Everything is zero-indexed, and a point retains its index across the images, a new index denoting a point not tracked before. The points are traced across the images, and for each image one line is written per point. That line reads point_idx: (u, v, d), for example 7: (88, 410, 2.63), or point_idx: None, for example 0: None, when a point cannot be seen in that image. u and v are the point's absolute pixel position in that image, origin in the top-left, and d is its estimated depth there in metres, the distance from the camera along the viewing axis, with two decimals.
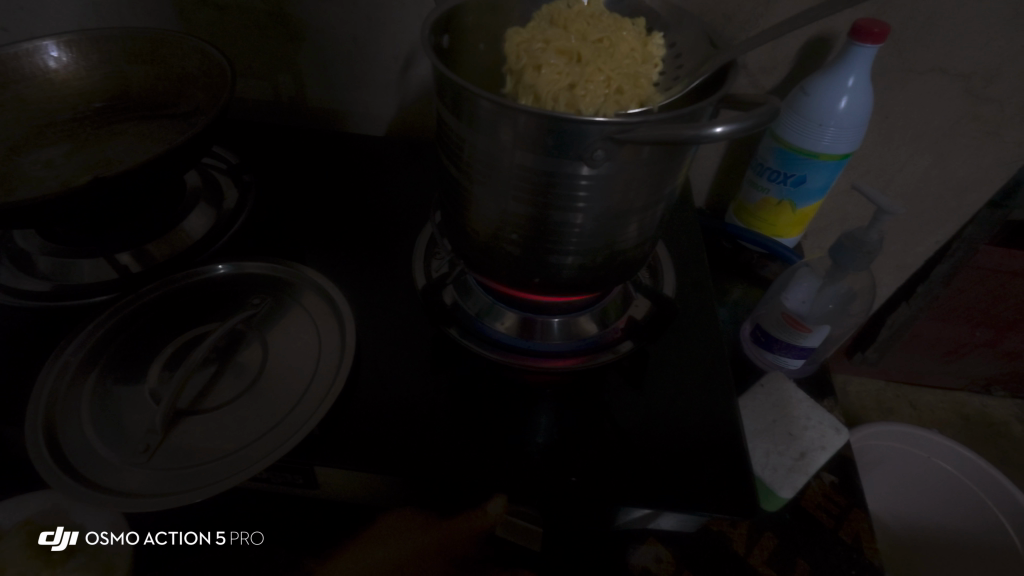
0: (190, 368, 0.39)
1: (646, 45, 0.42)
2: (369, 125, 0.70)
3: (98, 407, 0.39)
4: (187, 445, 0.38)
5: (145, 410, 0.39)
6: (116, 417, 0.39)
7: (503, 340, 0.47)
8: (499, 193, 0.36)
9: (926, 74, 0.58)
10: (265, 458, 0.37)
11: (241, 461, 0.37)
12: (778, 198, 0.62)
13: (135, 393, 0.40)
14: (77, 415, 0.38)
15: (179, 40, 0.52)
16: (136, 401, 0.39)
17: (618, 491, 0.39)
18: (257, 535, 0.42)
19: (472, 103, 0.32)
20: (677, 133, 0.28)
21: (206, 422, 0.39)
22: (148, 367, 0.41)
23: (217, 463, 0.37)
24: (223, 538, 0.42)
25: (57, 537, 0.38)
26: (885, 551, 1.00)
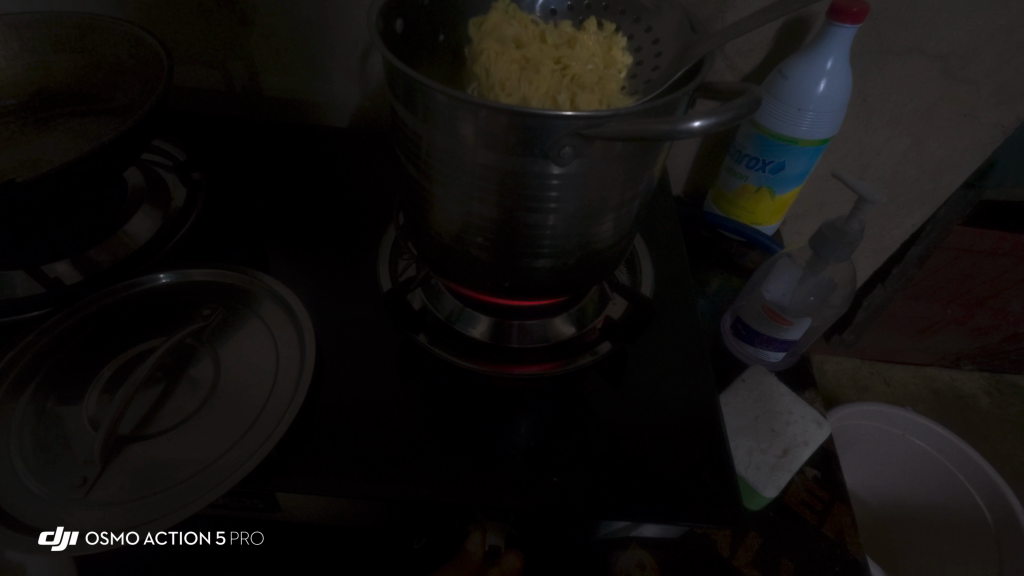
0: (133, 391, 0.36)
1: (610, 51, 0.41)
2: (330, 115, 0.66)
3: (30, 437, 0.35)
4: (132, 475, 0.34)
5: (84, 437, 0.36)
6: (50, 447, 0.35)
7: (476, 346, 0.45)
8: (461, 193, 0.33)
9: (904, 56, 0.57)
10: (219, 485, 0.34)
11: (192, 490, 0.34)
12: (756, 185, 0.61)
13: (71, 419, 0.36)
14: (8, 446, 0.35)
15: (109, 25, 0.47)
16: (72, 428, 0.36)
17: (599, 504, 0.37)
18: (257, 535, 0.40)
19: (426, 96, 0.29)
20: (651, 127, 0.26)
21: (152, 449, 0.36)
22: (86, 389, 0.38)
23: (166, 493, 0.34)
24: (223, 538, 0.40)
25: None
26: (864, 525, 1.03)
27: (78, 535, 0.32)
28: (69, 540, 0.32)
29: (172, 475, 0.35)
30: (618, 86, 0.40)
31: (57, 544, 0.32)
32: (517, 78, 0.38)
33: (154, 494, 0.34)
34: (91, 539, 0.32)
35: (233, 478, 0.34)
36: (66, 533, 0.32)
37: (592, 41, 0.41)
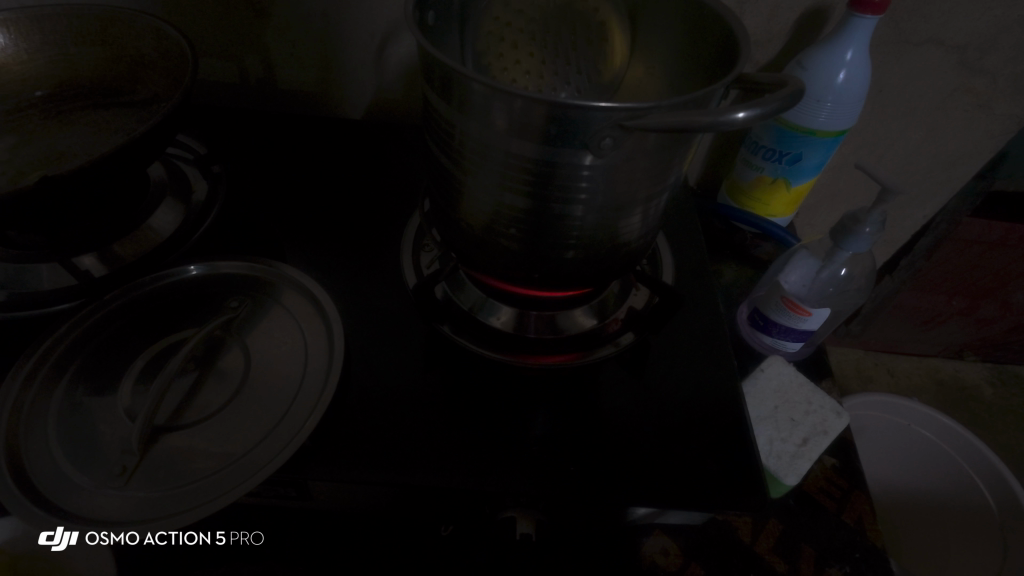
0: (167, 381, 0.37)
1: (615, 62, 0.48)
2: (346, 107, 0.66)
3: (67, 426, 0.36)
4: (167, 463, 0.35)
5: (120, 426, 0.36)
6: (87, 436, 0.36)
7: (499, 336, 0.45)
8: (493, 184, 0.33)
9: (922, 47, 0.57)
10: (254, 474, 0.34)
11: (228, 479, 0.34)
12: (772, 176, 0.61)
13: (106, 409, 0.37)
14: (44, 436, 0.35)
15: (130, 18, 0.47)
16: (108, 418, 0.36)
17: (626, 491, 0.38)
18: (257, 535, 0.42)
19: (464, 87, 0.29)
20: (693, 118, 0.26)
21: (188, 438, 0.36)
22: (120, 380, 0.38)
23: (201, 482, 0.34)
24: (223, 538, 0.41)
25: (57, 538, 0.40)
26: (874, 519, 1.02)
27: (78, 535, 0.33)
28: (68, 541, 0.33)
29: (207, 464, 0.35)
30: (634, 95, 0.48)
31: (57, 544, 0.33)
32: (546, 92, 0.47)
33: (190, 483, 0.34)
34: (92, 539, 0.32)
35: (267, 468, 0.35)
36: (66, 533, 0.33)
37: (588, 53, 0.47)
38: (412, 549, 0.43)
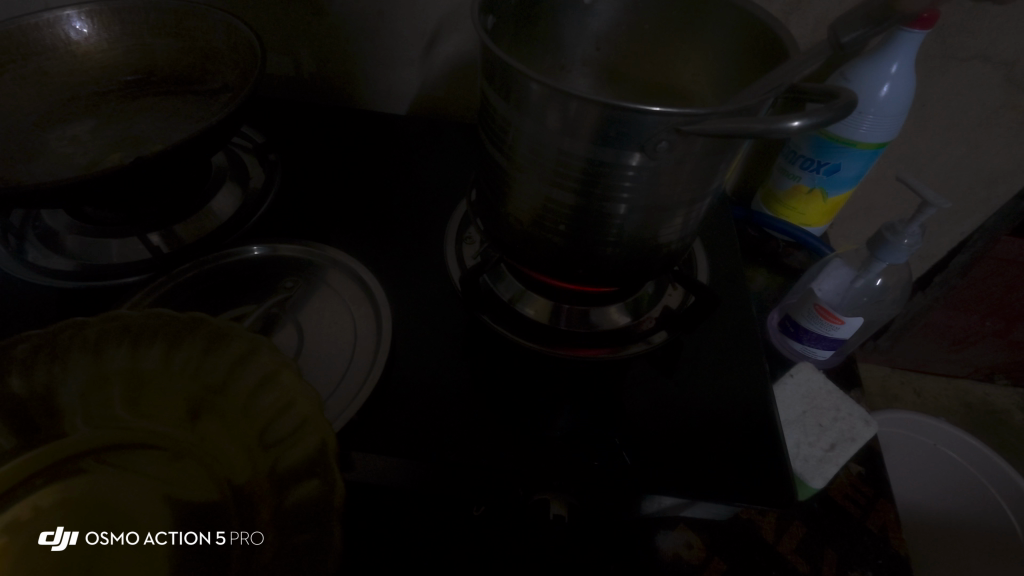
0: (219, 332, 0.35)
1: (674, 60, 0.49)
2: (391, 102, 0.69)
3: (131, 360, 0.36)
4: (225, 405, 0.34)
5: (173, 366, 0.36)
6: (150, 376, 0.36)
7: (536, 328, 0.47)
8: (543, 180, 0.35)
9: (968, 62, 0.57)
10: (290, 422, 0.32)
11: (276, 430, 0.32)
12: (809, 186, 0.61)
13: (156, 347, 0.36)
14: (100, 368, 0.36)
15: (203, 13, 0.50)
16: (164, 360, 0.36)
17: (657, 482, 0.39)
18: (257, 535, 0.30)
19: (523, 85, 0.31)
20: (747, 126, 0.27)
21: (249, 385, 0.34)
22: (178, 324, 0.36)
23: (252, 431, 0.33)
24: (223, 537, 0.32)
25: (56, 536, 0.32)
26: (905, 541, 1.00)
27: (78, 535, 0.32)
28: (69, 540, 0.32)
29: (258, 411, 0.33)
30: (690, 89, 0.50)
31: (57, 544, 0.32)
32: None
33: (248, 435, 0.33)
34: (91, 539, 0.32)
35: (311, 416, 0.31)
36: (66, 532, 0.32)
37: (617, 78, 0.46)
38: (444, 527, 0.44)
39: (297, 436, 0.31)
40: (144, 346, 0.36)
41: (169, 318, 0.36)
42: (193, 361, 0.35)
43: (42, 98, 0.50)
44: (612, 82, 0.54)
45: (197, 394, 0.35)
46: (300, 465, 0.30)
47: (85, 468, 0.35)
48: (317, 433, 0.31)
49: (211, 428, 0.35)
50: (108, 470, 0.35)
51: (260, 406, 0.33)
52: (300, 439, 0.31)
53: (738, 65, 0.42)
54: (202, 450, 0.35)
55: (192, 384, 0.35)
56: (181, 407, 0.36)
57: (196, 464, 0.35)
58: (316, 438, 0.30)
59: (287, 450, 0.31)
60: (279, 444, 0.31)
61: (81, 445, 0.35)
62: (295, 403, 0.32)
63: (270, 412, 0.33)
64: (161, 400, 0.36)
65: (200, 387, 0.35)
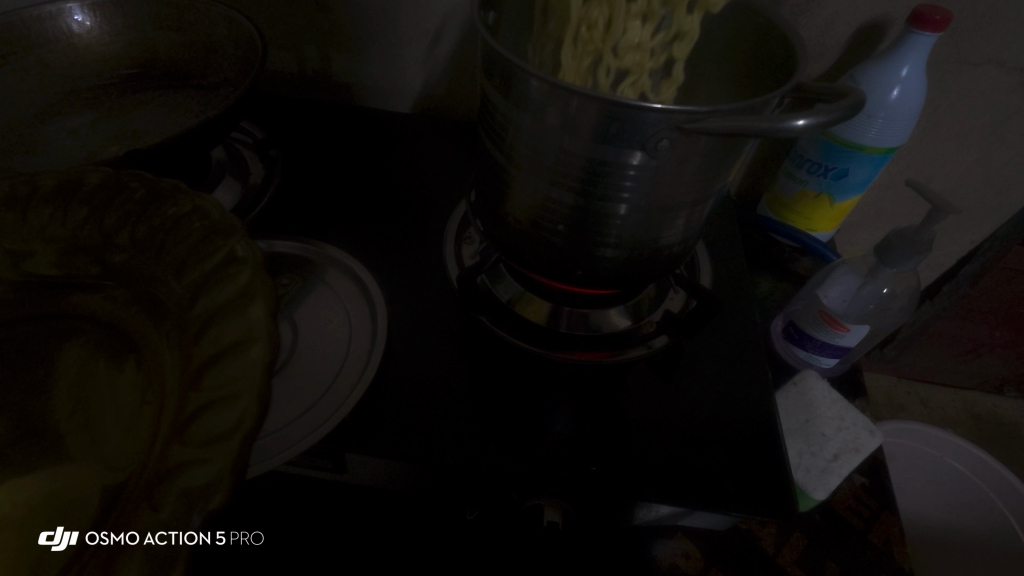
0: (213, 230, 0.30)
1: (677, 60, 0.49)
2: (394, 100, 0.68)
3: (121, 237, 0.32)
4: (186, 321, 0.29)
5: (153, 256, 0.31)
6: (132, 264, 0.32)
7: (534, 330, 0.47)
8: (542, 178, 0.34)
9: (980, 67, 0.55)
10: (230, 370, 0.25)
11: (213, 376, 0.26)
12: (816, 190, 0.60)
13: (146, 229, 0.32)
14: (92, 251, 0.33)
15: (203, 6, 0.50)
16: (145, 244, 0.32)
17: (654, 491, 0.38)
18: None
19: (521, 81, 0.30)
20: (751, 125, 0.26)
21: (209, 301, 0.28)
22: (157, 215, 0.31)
23: (195, 361, 0.27)
24: None
25: (57, 536, 0.28)
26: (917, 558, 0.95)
27: (79, 535, 0.27)
28: (69, 540, 0.27)
29: (208, 342, 0.27)
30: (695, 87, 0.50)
31: (56, 544, 0.27)
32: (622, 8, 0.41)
33: (190, 366, 0.28)
34: (91, 539, 0.26)
35: (250, 373, 0.25)
36: (65, 532, 0.28)
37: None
38: (436, 530, 0.44)
39: (223, 408, 0.25)
40: (129, 229, 0.32)
41: (164, 204, 0.32)
42: (173, 257, 0.30)
43: (43, 90, 0.50)
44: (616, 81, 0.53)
45: (168, 297, 0.31)
46: (215, 429, 0.24)
47: (83, 367, 0.35)
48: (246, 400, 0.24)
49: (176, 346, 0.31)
50: (100, 380, 0.34)
51: (214, 333, 0.27)
52: (229, 401, 0.25)
53: (747, 62, 0.41)
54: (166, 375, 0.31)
55: (164, 279, 0.31)
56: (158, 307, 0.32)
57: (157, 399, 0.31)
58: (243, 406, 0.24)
59: (210, 410, 0.25)
60: (205, 397, 0.25)
61: (87, 343, 0.36)
62: (250, 344, 0.25)
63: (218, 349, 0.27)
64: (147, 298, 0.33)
65: (172, 285, 0.30)
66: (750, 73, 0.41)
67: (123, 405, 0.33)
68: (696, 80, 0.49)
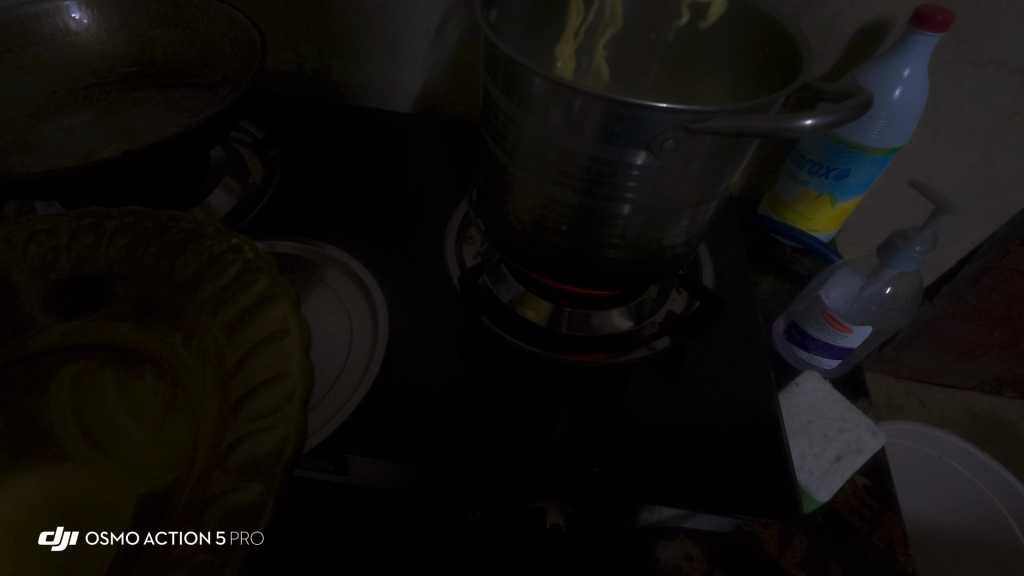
0: (248, 269, 0.32)
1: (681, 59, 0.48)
2: (395, 99, 0.68)
3: (157, 269, 0.34)
4: (223, 352, 0.31)
5: (187, 289, 0.33)
6: (168, 294, 0.34)
7: (535, 330, 0.46)
8: (542, 178, 0.34)
9: (982, 67, 0.55)
10: (266, 398, 0.27)
11: (252, 406, 0.28)
12: (818, 191, 0.60)
13: (185, 263, 0.34)
14: (122, 278, 0.35)
15: (203, 4, 0.49)
16: (180, 277, 0.33)
17: (657, 492, 0.38)
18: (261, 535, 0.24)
19: (525, 81, 0.29)
20: (758, 124, 0.26)
21: (244, 338, 0.30)
22: (189, 254, 0.34)
23: (233, 388, 0.29)
24: (223, 538, 0.24)
25: (56, 537, 0.30)
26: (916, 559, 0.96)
27: (79, 535, 0.30)
28: (69, 540, 0.30)
29: (245, 375, 0.29)
30: (698, 88, 0.49)
31: (56, 544, 0.30)
32: None
33: (228, 394, 0.30)
34: (92, 539, 0.30)
35: (289, 404, 0.27)
36: (66, 532, 0.30)
37: None
38: (437, 531, 0.44)
39: (263, 435, 0.26)
40: (163, 262, 0.34)
41: (199, 242, 0.34)
42: (212, 291, 0.33)
43: (39, 88, 0.49)
44: (617, 79, 0.52)
45: (203, 327, 0.33)
46: (256, 454, 0.26)
47: (89, 383, 0.35)
48: (283, 430, 0.26)
49: (207, 372, 0.32)
50: (110, 397, 0.34)
51: (251, 368, 0.29)
52: (266, 431, 0.26)
53: (751, 58, 0.41)
54: (196, 396, 0.33)
55: (202, 313, 0.33)
56: (189, 333, 0.34)
57: (186, 418, 0.33)
58: (281, 434, 0.26)
59: (251, 436, 0.26)
60: (245, 425, 0.27)
61: (95, 357, 0.35)
62: (285, 377, 0.27)
63: (255, 382, 0.28)
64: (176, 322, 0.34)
65: (210, 318, 0.32)
66: (754, 70, 0.41)
67: (146, 423, 0.34)
68: (699, 82, 0.49)
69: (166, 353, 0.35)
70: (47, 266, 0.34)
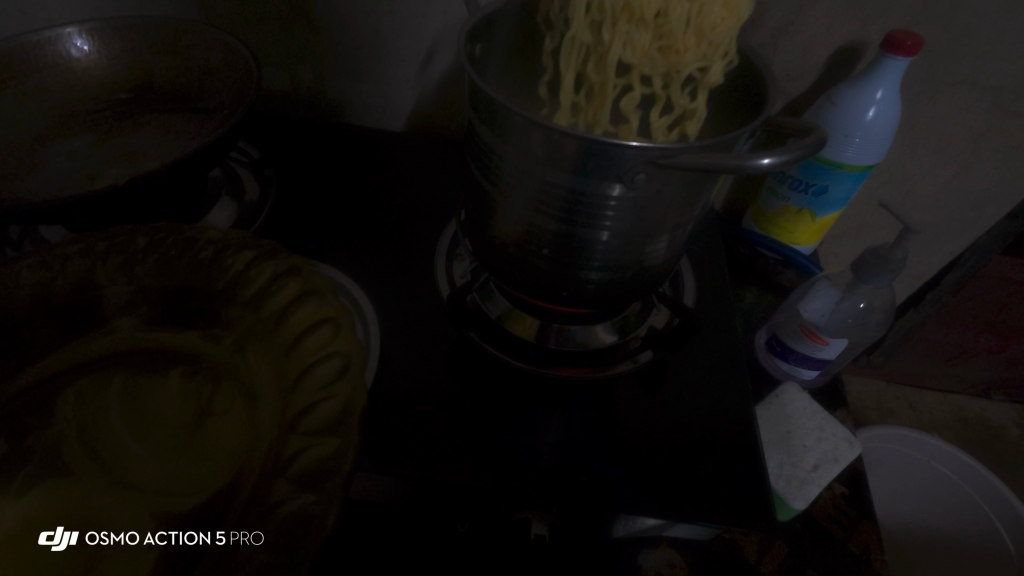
0: (308, 290, 0.35)
1: None
2: (388, 117, 0.69)
3: (220, 288, 0.38)
4: (282, 366, 0.34)
5: (246, 303, 0.37)
6: (230, 311, 0.37)
7: (522, 346, 0.48)
8: (524, 205, 0.36)
9: (954, 87, 0.57)
10: (324, 411, 0.30)
11: (306, 422, 0.30)
12: (798, 206, 0.62)
13: (246, 282, 0.37)
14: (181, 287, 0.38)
15: (201, 32, 0.51)
16: (240, 290, 0.37)
17: (637, 503, 0.39)
18: (257, 534, 0.27)
19: (506, 116, 0.31)
20: (721, 161, 0.28)
21: (304, 349, 0.33)
22: (251, 270, 0.37)
23: (292, 402, 0.32)
24: (222, 538, 0.28)
25: (57, 537, 0.30)
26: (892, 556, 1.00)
27: (79, 535, 0.30)
28: (69, 540, 0.30)
29: (302, 392, 0.31)
30: None
31: (56, 544, 0.30)
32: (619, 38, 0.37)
33: (285, 406, 0.32)
34: (91, 539, 0.30)
35: (341, 419, 0.29)
36: (66, 532, 0.30)
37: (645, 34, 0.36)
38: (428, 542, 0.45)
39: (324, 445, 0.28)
40: (226, 274, 0.38)
41: (263, 264, 0.37)
42: (270, 311, 0.36)
43: (42, 113, 0.51)
44: None
45: (262, 342, 0.36)
46: (316, 464, 0.28)
47: (121, 391, 0.36)
48: (336, 443, 0.28)
49: (258, 383, 0.35)
50: (137, 406, 0.36)
51: (308, 384, 0.31)
52: (320, 444, 0.29)
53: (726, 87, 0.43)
54: (235, 406, 0.35)
55: (262, 330, 0.36)
56: (244, 348, 0.36)
57: (221, 427, 0.35)
58: (336, 445, 0.28)
59: (310, 447, 0.29)
60: (303, 438, 0.29)
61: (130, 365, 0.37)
62: (338, 394, 0.30)
63: (307, 402, 0.31)
64: (231, 337, 0.37)
65: (270, 334, 0.35)
66: (728, 97, 0.43)
67: (168, 432, 0.35)
68: None
69: (217, 364, 0.37)
70: (117, 269, 0.38)
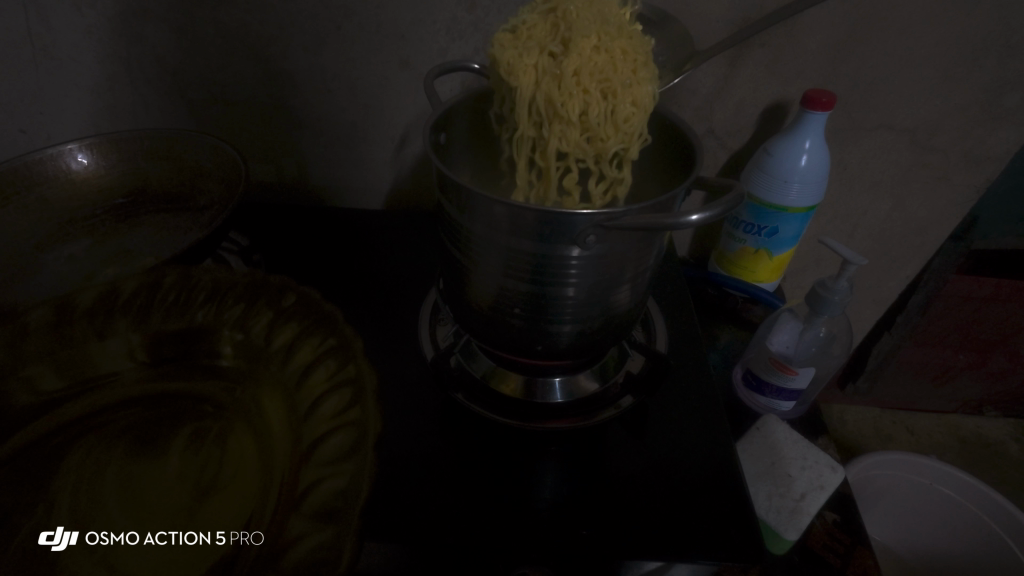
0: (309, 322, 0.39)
1: None
2: (368, 198, 0.74)
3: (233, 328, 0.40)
4: (297, 399, 0.36)
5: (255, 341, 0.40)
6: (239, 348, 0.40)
7: (510, 402, 0.50)
8: (495, 272, 0.39)
9: (874, 131, 0.64)
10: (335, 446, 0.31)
11: (320, 455, 0.32)
12: (755, 247, 0.67)
13: (259, 322, 0.40)
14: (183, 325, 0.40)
15: (192, 138, 0.57)
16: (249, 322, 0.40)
17: (631, 547, 0.40)
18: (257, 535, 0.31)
19: (469, 197, 0.35)
20: (658, 221, 0.32)
21: (327, 367, 0.36)
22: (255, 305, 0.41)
23: (308, 433, 0.34)
24: (223, 537, 0.33)
25: (57, 537, 0.33)
26: None
27: (78, 535, 0.33)
28: (69, 540, 0.33)
29: (316, 423, 0.34)
30: None
31: (57, 543, 0.33)
32: (553, 136, 0.42)
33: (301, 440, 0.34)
34: (91, 539, 0.33)
35: (353, 452, 0.31)
36: (65, 532, 0.33)
37: (574, 132, 0.41)
38: None
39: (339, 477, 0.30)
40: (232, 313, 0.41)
41: (276, 306, 0.40)
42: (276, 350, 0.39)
43: (42, 223, 0.54)
44: None
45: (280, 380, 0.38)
46: (333, 498, 0.29)
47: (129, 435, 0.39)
48: (350, 471, 0.30)
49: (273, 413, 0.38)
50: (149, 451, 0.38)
51: (322, 416, 0.34)
52: (337, 474, 0.30)
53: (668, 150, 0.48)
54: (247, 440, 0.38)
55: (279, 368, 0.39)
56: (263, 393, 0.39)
57: (230, 458, 0.37)
58: (352, 471, 0.29)
59: (323, 481, 0.30)
60: (317, 470, 0.31)
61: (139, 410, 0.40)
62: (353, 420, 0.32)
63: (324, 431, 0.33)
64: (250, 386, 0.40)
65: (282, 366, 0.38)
66: (670, 158, 0.48)
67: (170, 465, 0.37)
68: None
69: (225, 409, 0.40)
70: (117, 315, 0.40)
